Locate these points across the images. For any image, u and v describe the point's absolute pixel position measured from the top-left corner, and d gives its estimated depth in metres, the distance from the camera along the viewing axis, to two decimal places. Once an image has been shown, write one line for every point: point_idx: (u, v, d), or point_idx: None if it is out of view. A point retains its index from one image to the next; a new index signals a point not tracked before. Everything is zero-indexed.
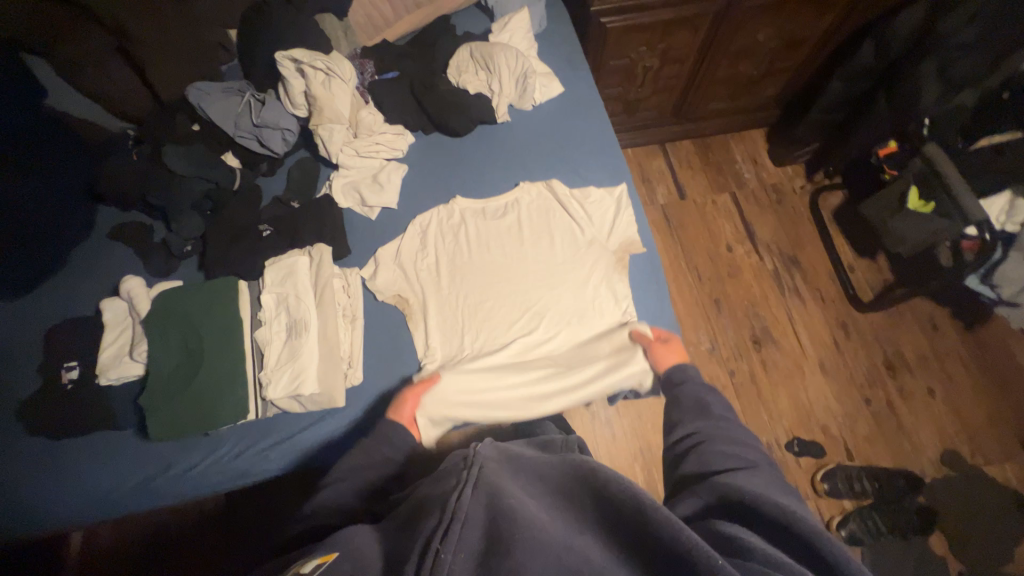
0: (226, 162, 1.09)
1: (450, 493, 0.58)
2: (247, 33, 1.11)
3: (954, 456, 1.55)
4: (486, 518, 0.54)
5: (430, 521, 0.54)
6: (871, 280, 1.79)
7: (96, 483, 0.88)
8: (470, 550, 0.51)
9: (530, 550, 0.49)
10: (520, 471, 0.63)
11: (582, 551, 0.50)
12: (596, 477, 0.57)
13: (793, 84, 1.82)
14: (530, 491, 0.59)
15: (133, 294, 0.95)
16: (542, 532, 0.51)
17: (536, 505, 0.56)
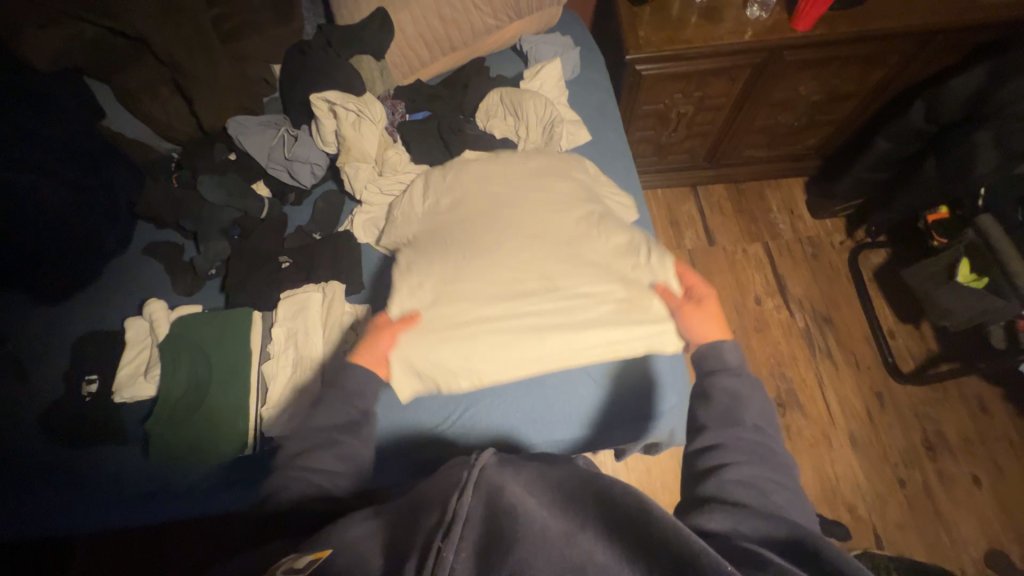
0: (257, 191, 1.14)
1: (450, 492, 0.54)
2: (289, 70, 1.16)
3: (1000, 557, 1.40)
4: (485, 518, 0.50)
5: (428, 518, 0.51)
6: (913, 348, 1.66)
7: (96, 499, 0.90)
8: (469, 550, 0.47)
9: (532, 549, 0.44)
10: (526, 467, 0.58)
11: (586, 550, 0.45)
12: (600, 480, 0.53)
13: (837, 137, 1.75)
14: (532, 485, 0.54)
15: (154, 313, 1.00)
16: (543, 531, 0.46)
17: (537, 500, 0.51)
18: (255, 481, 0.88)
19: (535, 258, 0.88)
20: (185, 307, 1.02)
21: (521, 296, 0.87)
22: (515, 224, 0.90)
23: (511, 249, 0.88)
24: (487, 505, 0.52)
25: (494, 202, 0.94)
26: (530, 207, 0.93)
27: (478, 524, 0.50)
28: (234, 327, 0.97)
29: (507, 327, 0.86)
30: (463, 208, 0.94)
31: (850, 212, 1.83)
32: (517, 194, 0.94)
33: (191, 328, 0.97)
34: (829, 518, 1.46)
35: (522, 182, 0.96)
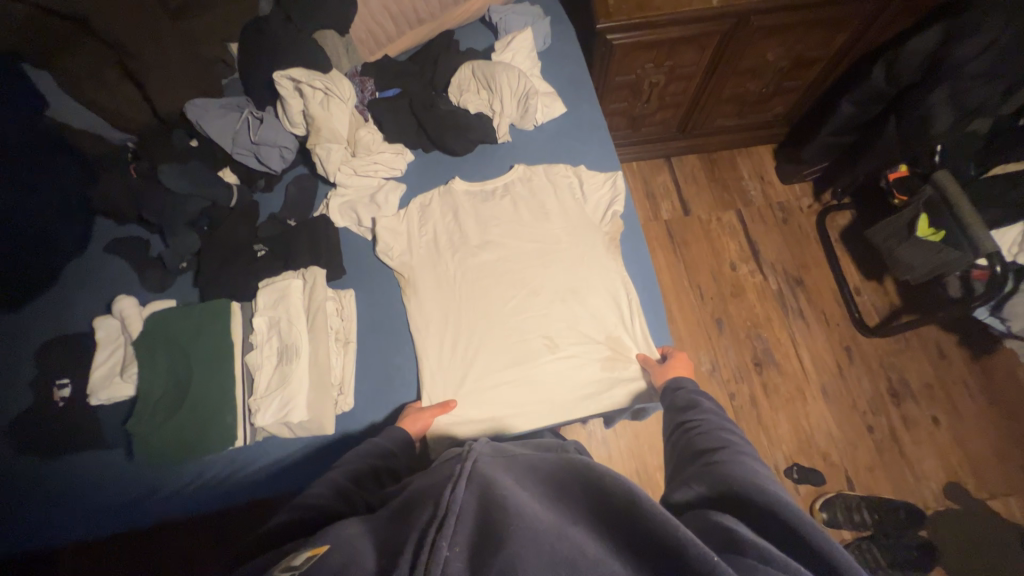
0: (224, 179, 1.08)
1: (444, 486, 0.56)
2: (248, 48, 1.11)
3: (957, 488, 1.52)
4: (477, 510, 0.52)
5: (421, 515, 0.53)
6: (878, 303, 1.75)
7: (82, 504, 0.87)
8: (463, 543, 0.49)
9: (524, 542, 0.46)
10: (513, 464, 0.61)
11: (579, 544, 0.48)
12: (590, 470, 0.56)
13: (802, 103, 1.79)
14: (521, 479, 0.58)
15: (124, 312, 0.95)
16: (537, 525, 0.48)
17: (528, 495, 0.54)
18: (250, 472, 0.87)
19: (526, 314, 1.00)
20: (158, 304, 0.98)
21: (516, 354, 0.97)
22: (510, 283, 1.02)
23: (507, 309, 1.00)
24: (479, 497, 0.54)
25: (493, 260, 1.04)
26: (525, 262, 1.04)
27: (470, 516, 0.52)
28: (214, 320, 0.93)
29: (503, 386, 0.95)
30: (465, 266, 1.03)
31: (816, 176, 1.90)
32: (513, 248, 1.05)
33: (167, 324, 0.93)
34: (805, 466, 1.56)
35: (516, 235, 1.07)
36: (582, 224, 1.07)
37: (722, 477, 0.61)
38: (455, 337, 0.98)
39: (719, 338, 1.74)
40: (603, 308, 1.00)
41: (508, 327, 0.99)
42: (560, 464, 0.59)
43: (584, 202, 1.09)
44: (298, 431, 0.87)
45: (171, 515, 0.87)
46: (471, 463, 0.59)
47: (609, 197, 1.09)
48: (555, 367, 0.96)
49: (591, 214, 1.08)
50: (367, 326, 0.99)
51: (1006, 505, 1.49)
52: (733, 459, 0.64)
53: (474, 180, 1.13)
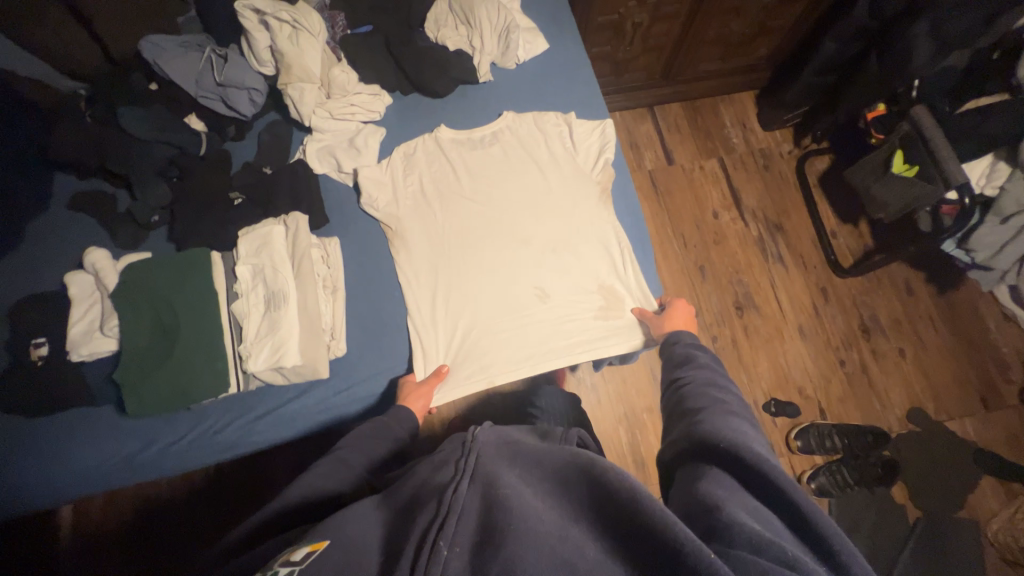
0: (191, 126, 1.02)
1: (446, 486, 0.58)
2: None
3: (920, 413, 1.64)
4: (480, 509, 0.54)
5: (424, 515, 0.55)
6: (853, 245, 1.81)
7: (77, 460, 0.86)
8: (466, 542, 0.51)
9: (523, 544, 0.48)
10: (521, 454, 0.63)
11: (578, 546, 0.50)
12: (589, 462, 0.57)
13: (785, 44, 1.77)
14: (524, 475, 0.60)
15: (97, 266, 0.91)
16: (536, 526, 0.51)
17: (530, 493, 0.56)
18: (248, 420, 0.88)
19: (519, 265, 0.98)
20: (132, 257, 0.93)
21: (510, 305, 0.96)
22: (502, 235, 1.00)
23: (499, 260, 0.98)
24: (482, 496, 0.56)
25: (482, 212, 1.02)
26: (515, 213, 1.02)
27: (473, 516, 0.54)
28: (195, 270, 0.90)
29: (498, 335, 0.94)
30: (453, 220, 1.01)
31: (796, 122, 1.91)
32: (502, 200, 1.03)
33: (145, 275, 0.89)
34: (782, 400, 1.64)
35: (503, 187, 1.04)
36: (573, 173, 1.05)
37: (709, 446, 0.62)
38: (446, 287, 0.97)
39: (702, 284, 1.78)
40: (595, 257, 1.00)
41: (501, 284, 0.97)
42: (566, 455, 0.61)
43: (574, 151, 1.07)
44: (293, 376, 0.87)
45: (172, 465, 0.87)
46: (475, 458, 0.61)
47: (599, 144, 1.06)
48: (550, 314, 0.96)
49: (581, 164, 1.06)
50: (354, 273, 0.97)
51: (961, 425, 1.62)
52: (719, 424, 0.65)
53: (460, 126, 1.09)
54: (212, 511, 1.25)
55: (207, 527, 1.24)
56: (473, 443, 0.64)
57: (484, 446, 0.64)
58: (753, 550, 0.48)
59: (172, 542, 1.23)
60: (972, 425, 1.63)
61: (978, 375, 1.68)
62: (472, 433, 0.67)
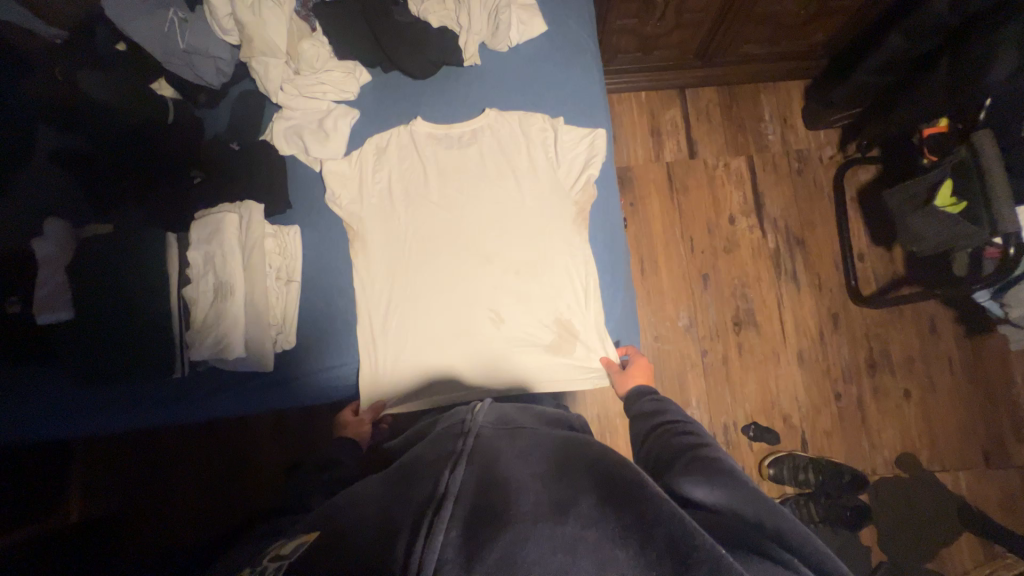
0: (159, 92, 0.99)
1: (443, 465, 0.58)
2: None
3: (911, 459, 1.55)
4: (477, 490, 0.54)
5: (421, 492, 0.55)
6: (879, 271, 1.65)
7: (35, 414, 0.92)
8: (459, 525, 0.50)
9: (527, 527, 0.48)
10: (519, 440, 0.64)
11: (584, 532, 0.48)
12: (593, 457, 0.59)
13: (848, 31, 1.52)
14: (526, 460, 0.60)
15: (53, 235, 0.91)
16: (540, 512, 0.50)
17: (531, 478, 0.56)
18: (195, 399, 0.92)
19: (481, 284, 0.94)
20: (91, 227, 0.94)
21: (462, 326, 0.93)
22: (468, 249, 0.95)
23: (460, 276, 0.95)
24: (479, 477, 0.56)
25: (449, 221, 0.96)
26: (483, 227, 0.96)
27: (469, 497, 0.53)
28: (146, 250, 0.90)
29: (448, 356, 0.93)
30: (419, 224, 0.96)
31: (845, 124, 1.69)
32: (471, 210, 0.96)
33: (95, 250, 0.89)
34: (763, 425, 1.58)
35: (475, 194, 0.97)
36: (550, 189, 0.96)
37: (707, 473, 0.58)
38: (402, 298, 0.95)
39: (703, 294, 1.68)
40: (559, 288, 0.94)
41: (458, 301, 0.94)
42: (567, 448, 0.63)
43: (556, 164, 0.97)
44: (237, 364, 0.90)
45: (126, 428, 0.92)
46: (473, 439, 0.63)
47: (584, 158, 0.97)
48: (502, 344, 0.93)
49: (562, 179, 0.97)
50: (310, 266, 0.96)
51: (954, 478, 1.53)
52: (715, 450, 0.63)
53: (439, 119, 1.01)
54: (157, 475, 1.26)
55: (156, 483, 1.26)
56: (472, 424, 0.67)
57: (482, 427, 0.67)
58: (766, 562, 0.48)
59: (159, 495, 1.26)
60: (966, 479, 1.53)
61: (987, 430, 1.56)
62: (473, 412, 0.71)
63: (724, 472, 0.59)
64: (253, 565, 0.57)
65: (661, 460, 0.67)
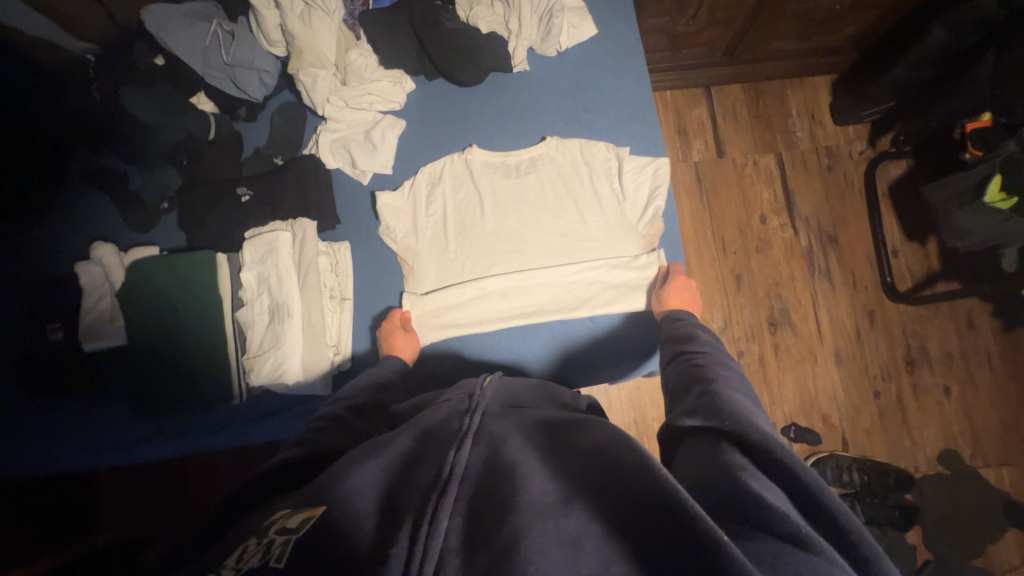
0: (199, 107, 0.95)
1: (449, 444, 0.55)
2: None
3: (953, 455, 1.54)
4: (483, 471, 0.51)
5: (424, 474, 0.51)
6: (914, 267, 1.63)
7: (84, 440, 0.87)
8: (462, 513, 0.46)
9: (524, 517, 0.44)
10: (525, 419, 0.61)
11: (581, 523, 0.45)
12: (596, 433, 0.55)
13: (879, 24, 1.51)
14: (533, 441, 0.56)
15: (104, 260, 0.88)
16: (538, 501, 0.46)
17: (536, 461, 0.52)
18: (249, 422, 0.87)
19: (549, 320, 0.91)
20: (138, 251, 0.90)
21: (515, 341, 0.91)
22: (535, 287, 0.92)
23: (526, 312, 0.91)
24: (485, 460, 0.53)
25: (506, 247, 0.93)
26: (545, 260, 0.93)
27: (476, 482, 0.50)
28: (200, 272, 0.86)
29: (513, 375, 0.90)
30: (477, 254, 0.93)
31: (875, 118, 1.67)
32: (531, 243, 0.93)
33: (152, 276, 0.85)
34: (803, 426, 1.56)
35: (534, 222, 0.94)
36: (615, 223, 0.94)
37: (722, 412, 0.55)
38: (458, 329, 0.91)
39: (736, 294, 1.66)
40: (621, 309, 0.91)
41: (507, 316, 0.91)
42: (574, 424, 0.59)
43: (621, 196, 0.94)
44: (295, 388, 0.86)
45: (175, 453, 0.87)
46: (480, 417, 0.59)
47: (649, 190, 0.93)
48: (578, 378, 0.89)
49: (627, 212, 0.94)
50: (364, 283, 0.93)
51: (997, 473, 1.52)
52: (736, 397, 0.59)
53: (493, 147, 0.97)
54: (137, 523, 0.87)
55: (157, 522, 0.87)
56: (479, 400, 0.63)
57: (490, 405, 0.63)
58: (772, 535, 0.42)
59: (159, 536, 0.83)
60: (1009, 474, 1.52)
61: None
62: (482, 387, 0.67)
63: (733, 413, 0.55)
64: (253, 537, 0.46)
65: (677, 395, 0.65)
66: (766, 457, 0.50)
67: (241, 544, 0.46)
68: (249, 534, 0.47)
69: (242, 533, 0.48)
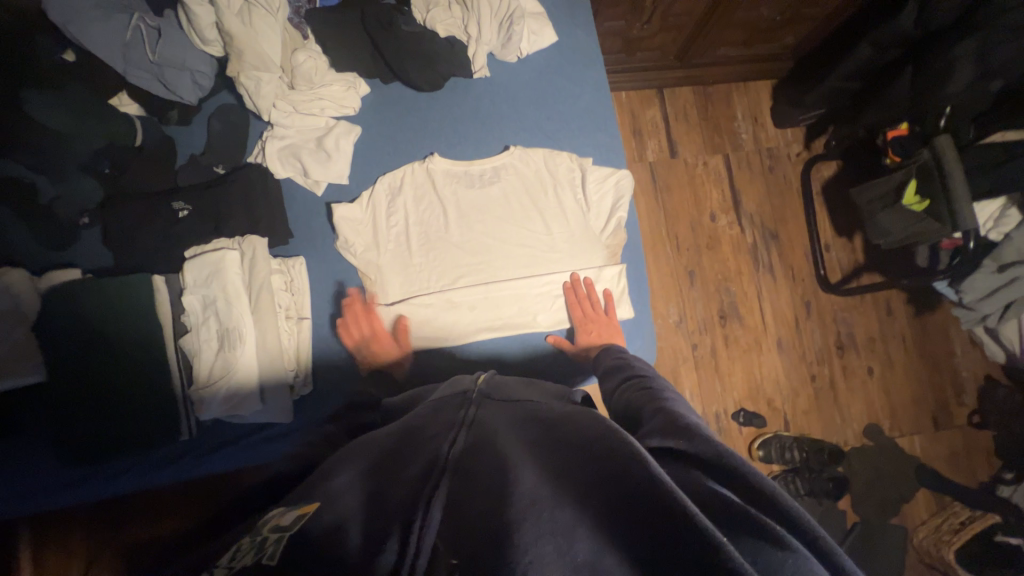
0: (121, 109, 0.86)
1: (441, 441, 0.55)
2: None
3: (876, 428, 1.72)
4: (475, 467, 0.51)
5: (415, 471, 0.51)
6: (843, 260, 1.79)
7: (4, 487, 0.77)
8: (454, 510, 0.47)
9: (516, 509, 0.43)
10: (518, 410, 0.60)
11: (574, 511, 0.43)
12: (583, 420, 0.53)
13: (815, 35, 1.61)
14: (526, 430, 0.56)
15: (12, 288, 0.76)
16: (528, 489, 0.45)
17: (525, 453, 0.51)
18: (203, 455, 0.81)
19: (519, 333, 0.90)
20: (56, 275, 0.79)
21: (484, 354, 0.90)
22: (503, 299, 0.91)
23: (495, 325, 0.90)
24: (476, 456, 0.52)
25: (473, 260, 0.92)
26: (512, 271, 0.92)
27: (467, 479, 0.50)
28: (133, 299, 0.78)
29: None
30: (443, 267, 0.91)
31: (810, 122, 1.80)
32: (498, 255, 0.92)
33: (76, 304, 0.76)
34: (750, 411, 1.69)
35: (500, 233, 0.93)
36: (579, 233, 0.95)
37: (677, 428, 0.54)
38: (426, 345, 0.89)
39: (690, 290, 1.74)
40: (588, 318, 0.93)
41: (476, 330, 0.90)
42: (566, 411, 0.58)
43: (585, 207, 0.96)
44: (252, 418, 0.81)
45: (120, 492, 0.80)
46: (472, 414, 0.59)
47: (611, 201, 0.95)
48: None
49: (591, 222, 0.96)
50: (323, 301, 0.88)
51: (910, 442, 1.72)
52: (686, 414, 0.58)
53: (455, 155, 0.95)
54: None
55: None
56: (472, 397, 0.62)
57: (482, 401, 0.62)
58: (749, 534, 0.40)
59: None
60: (920, 442, 1.73)
61: (934, 397, 1.77)
62: (475, 384, 0.67)
63: (690, 427, 0.54)
64: (246, 536, 0.47)
65: (634, 419, 0.64)
66: (726, 471, 0.46)
67: (236, 541, 0.47)
68: (244, 533, 0.48)
69: (238, 533, 0.48)
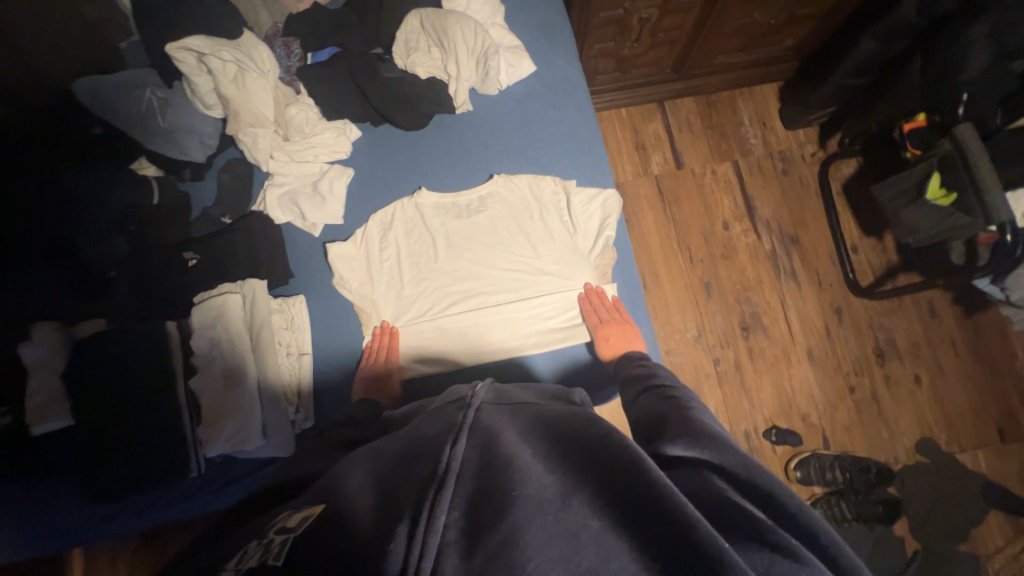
0: (140, 172, 0.95)
1: (444, 440, 0.52)
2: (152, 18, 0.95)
3: (931, 444, 1.56)
4: (481, 465, 0.48)
5: (419, 470, 0.49)
6: (874, 261, 1.68)
7: (42, 526, 0.84)
8: (460, 509, 0.44)
9: (523, 511, 0.41)
10: (522, 414, 0.58)
11: (581, 516, 0.42)
12: (589, 426, 0.52)
13: (816, 34, 1.57)
14: (530, 433, 0.54)
15: (47, 340, 0.85)
16: (535, 492, 0.43)
17: (532, 453, 0.49)
18: (217, 487, 0.86)
19: (512, 358, 0.89)
20: (86, 325, 0.88)
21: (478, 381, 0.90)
22: (494, 324, 0.91)
23: (488, 351, 0.91)
24: (481, 455, 0.50)
25: (464, 287, 0.93)
26: (502, 296, 0.93)
27: (472, 477, 0.47)
28: (148, 346, 0.84)
29: None
30: (435, 297, 0.93)
31: (823, 121, 1.73)
32: (488, 282, 0.93)
33: (99, 354, 0.83)
34: (783, 428, 1.58)
35: (490, 260, 0.95)
36: (567, 254, 0.95)
37: (704, 439, 0.51)
38: (420, 375, 0.90)
39: (707, 302, 1.68)
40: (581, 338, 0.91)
41: (469, 357, 0.90)
42: (570, 416, 0.56)
43: (572, 229, 0.96)
44: (257, 452, 0.85)
45: (146, 526, 0.86)
46: (474, 414, 0.56)
47: (599, 219, 0.95)
48: None
49: (579, 243, 0.96)
50: (321, 336, 0.91)
51: (975, 458, 1.55)
52: (712, 425, 0.56)
53: (443, 186, 0.98)
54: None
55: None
56: (473, 399, 0.60)
57: (484, 403, 0.60)
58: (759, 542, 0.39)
59: None
60: (986, 457, 1.55)
61: (997, 405, 1.59)
62: (474, 390, 0.64)
63: (717, 439, 0.52)
64: (253, 542, 0.48)
65: (653, 422, 0.61)
66: (750, 486, 0.45)
67: (244, 547, 0.48)
68: (250, 540, 0.49)
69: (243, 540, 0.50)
